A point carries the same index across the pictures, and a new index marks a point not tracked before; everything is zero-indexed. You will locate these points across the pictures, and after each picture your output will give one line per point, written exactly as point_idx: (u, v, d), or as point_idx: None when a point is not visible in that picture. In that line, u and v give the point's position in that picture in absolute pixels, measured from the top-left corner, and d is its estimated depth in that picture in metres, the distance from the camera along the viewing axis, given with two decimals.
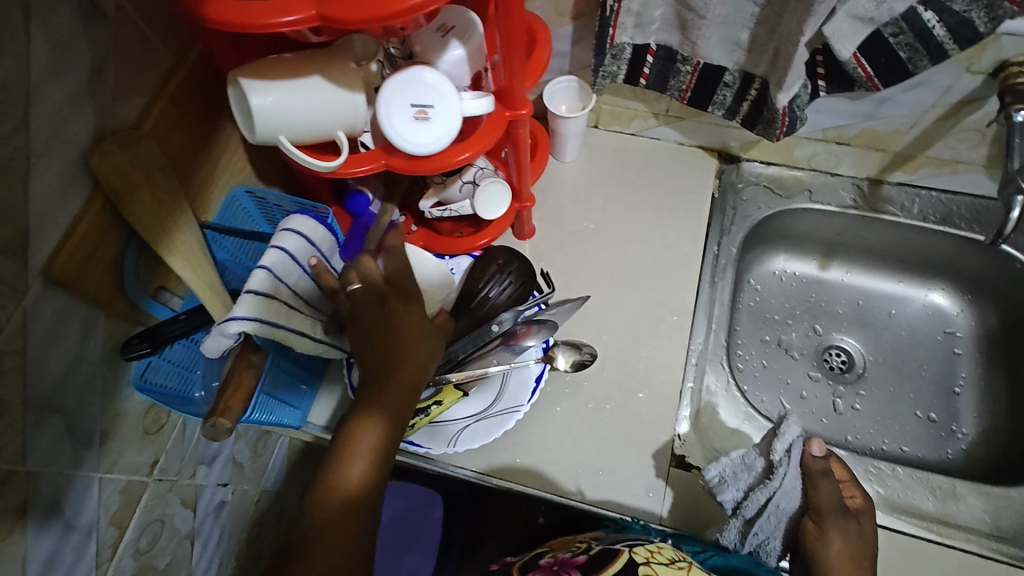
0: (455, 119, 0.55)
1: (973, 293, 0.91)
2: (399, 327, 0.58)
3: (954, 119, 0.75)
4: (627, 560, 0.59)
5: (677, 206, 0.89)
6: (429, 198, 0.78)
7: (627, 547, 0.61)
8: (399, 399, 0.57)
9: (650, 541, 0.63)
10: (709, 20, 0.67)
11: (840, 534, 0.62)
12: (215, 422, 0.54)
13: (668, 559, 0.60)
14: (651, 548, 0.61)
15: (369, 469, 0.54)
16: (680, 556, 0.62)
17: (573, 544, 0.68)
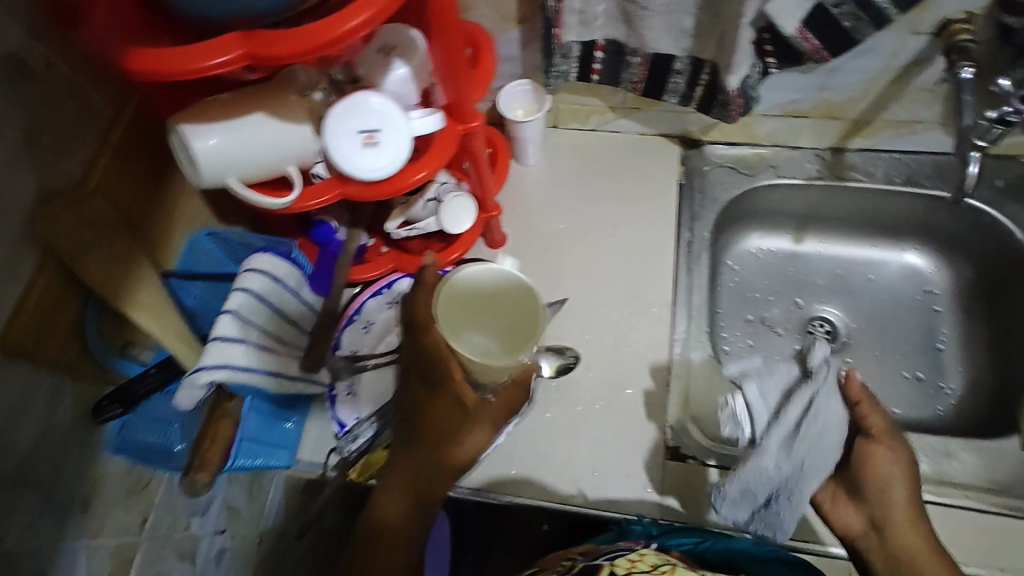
0: (405, 142, 0.54)
1: (945, 249, 0.91)
2: (429, 390, 0.59)
3: (905, 81, 0.75)
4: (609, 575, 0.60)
5: (645, 197, 0.90)
6: (395, 219, 0.76)
7: (608, 561, 0.62)
8: (436, 462, 0.58)
9: (633, 548, 0.65)
10: (652, 11, 0.66)
11: (884, 459, 0.60)
12: (195, 478, 0.62)
13: (650, 566, 0.61)
14: (633, 558, 0.62)
15: (406, 508, 0.59)
16: (663, 559, 0.63)
17: (559, 562, 0.68)
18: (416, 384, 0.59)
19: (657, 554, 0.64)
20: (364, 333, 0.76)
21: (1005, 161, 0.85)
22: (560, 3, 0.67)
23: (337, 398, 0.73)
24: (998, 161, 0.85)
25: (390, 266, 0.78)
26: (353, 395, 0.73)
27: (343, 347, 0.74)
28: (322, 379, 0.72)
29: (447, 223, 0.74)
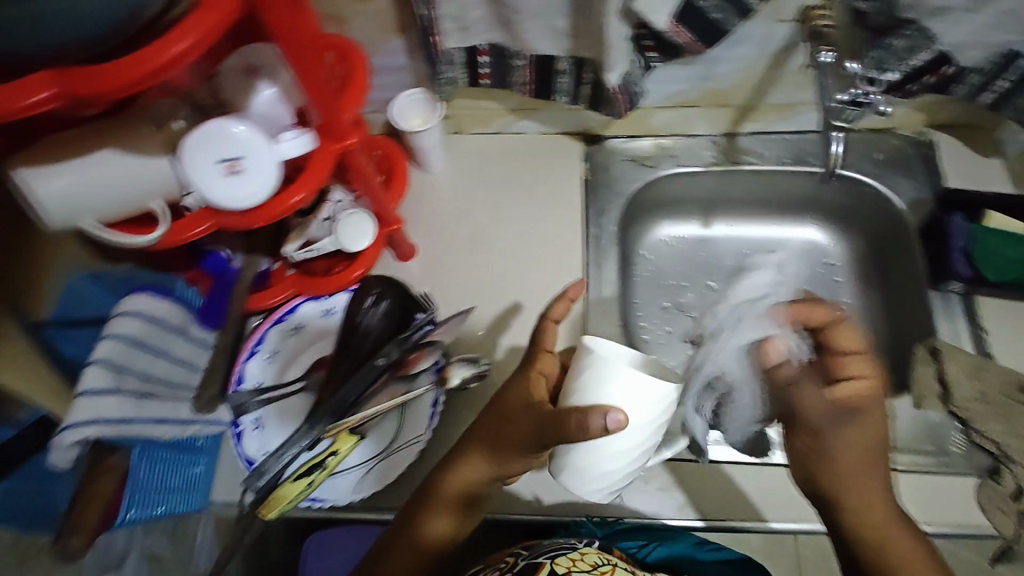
0: (270, 167, 0.52)
1: (839, 222, 0.96)
2: (511, 414, 0.61)
3: (781, 66, 0.78)
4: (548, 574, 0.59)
5: (551, 196, 0.90)
6: (294, 241, 0.73)
7: (548, 560, 0.61)
8: (467, 498, 0.62)
9: (574, 546, 0.64)
10: (525, 14, 0.66)
11: (853, 429, 0.62)
12: (67, 540, 0.53)
13: (590, 566, 0.61)
14: (573, 557, 0.62)
15: (449, 523, 0.62)
16: (604, 556, 0.63)
17: (501, 560, 0.64)
18: (502, 401, 0.62)
19: (598, 552, 0.64)
20: (269, 363, 0.74)
21: (882, 134, 0.89)
22: (433, 11, 0.67)
23: (242, 434, 0.70)
24: (875, 135, 0.89)
25: (291, 290, 0.76)
26: (259, 430, 0.71)
27: (245, 381, 0.72)
28: (223, 418, 0.70)
29: (345, 241, 0.71)
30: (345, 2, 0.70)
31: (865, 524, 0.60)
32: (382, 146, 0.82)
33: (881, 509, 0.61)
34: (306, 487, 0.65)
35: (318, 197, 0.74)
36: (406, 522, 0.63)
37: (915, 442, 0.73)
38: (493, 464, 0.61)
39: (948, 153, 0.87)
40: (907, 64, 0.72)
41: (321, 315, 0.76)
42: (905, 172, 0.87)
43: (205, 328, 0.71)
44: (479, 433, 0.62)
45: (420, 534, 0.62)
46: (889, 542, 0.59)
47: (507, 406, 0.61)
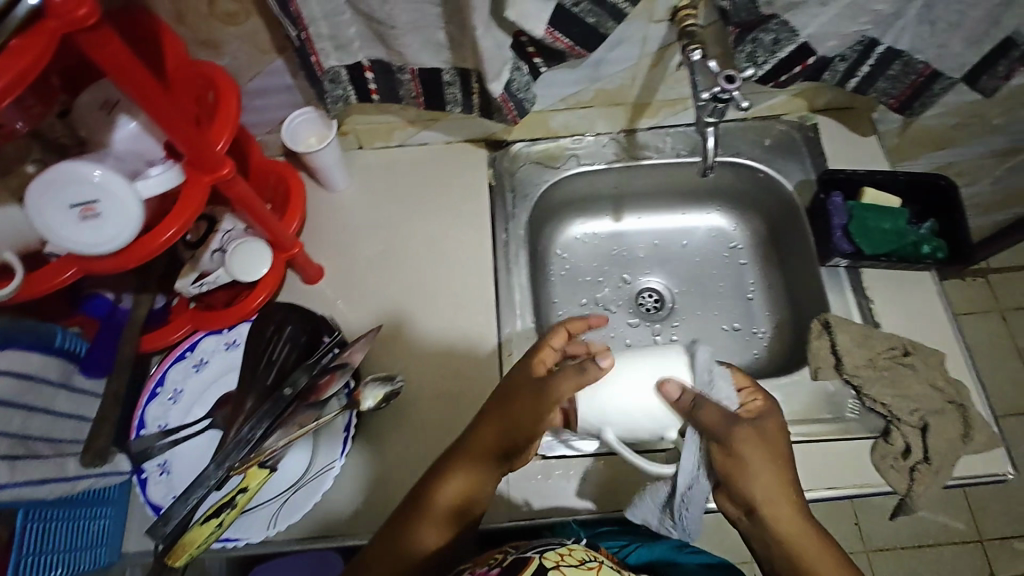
0: (130, 207, 0.50)
1: (740, 208, 1.00)
2: (525, 401, 0.61)
3: (663, 63, 0.81)
4: (537, 568, 0.53)
5: (458, 205, 0.90)
6: (187, 276, 0.71)
7: (536, 554, 0.56)
8: (460, 508, 0.61)
9: (561, 543, 0.59)
10: (400, 29, 0.66)
11: (754, 433, 0.59)
12: None
13: (577, 561, 0.56)
14: (561, 551, 0.57)
15: (440, 535, 0.60)
16: (591, 553, 0.58)
17: (490, 557, 0.59)
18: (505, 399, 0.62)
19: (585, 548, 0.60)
20: (171, 405, 0.71)
21: (768, 121, 0.94)
22: (305, 31, 0.65)
23: (147, 481, 0.67)
24: (762, 122, 0.94)
25: (186, 326, 0.73)
26: (166, 475, 0.68)
27: (147, 425, 0.70)
28: (123, 467, 0.66)
29: (237, 272, 0.70)
30: (214, 26, 0.68)
31: (781, 525, 0.58)
32: (278, 171, 0.80)
33: (796, 514, 0.58)
34: (216, 529, 0.63)
35: (207, 227, 0.73)
36: (399, 530, 0.60)
37: (815, 412, 0.77)
38: (485, 465, 0.62)
39: (829, 136, 0.92)
40: (776, 57, 0.74)
41: (225, 348, 0.74)
42: (791, 157, 0.91)
43: (90, 377, 0.67)
44: (477, 441, 0.62)
45: (414, 539, 0.59)
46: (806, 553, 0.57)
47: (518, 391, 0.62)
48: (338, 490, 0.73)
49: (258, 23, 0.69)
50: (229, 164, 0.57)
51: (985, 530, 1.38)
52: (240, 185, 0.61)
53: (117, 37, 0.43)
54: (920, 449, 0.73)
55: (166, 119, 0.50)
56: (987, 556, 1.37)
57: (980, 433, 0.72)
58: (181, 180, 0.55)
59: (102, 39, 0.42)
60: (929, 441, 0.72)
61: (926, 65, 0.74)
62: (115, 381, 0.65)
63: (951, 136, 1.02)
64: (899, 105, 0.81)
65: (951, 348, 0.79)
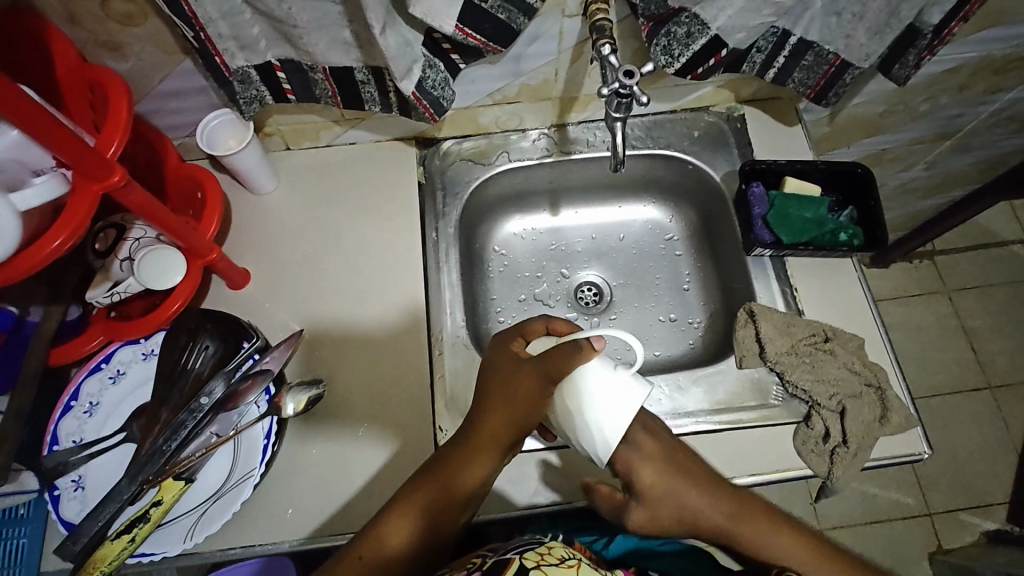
0: (5, 220, 0.48)
1: (675, 199, 1.00)
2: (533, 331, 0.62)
3: (583, 57, 0.81)
4: (518, 568, 0.55)
5: (388, 204, 0.89)
6: (100, 285, 0.69)
7: (517, 555, 0.57)
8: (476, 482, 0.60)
9: (540, 543, 0.60)
10: (304, 28, 0.65)
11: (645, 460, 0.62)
12: None
13: (558, 559, 0.57)
14: (541, 551, 0.58)
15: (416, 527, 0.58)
16: (570, 552, 0.59)
17: (469, 561, 0.59)
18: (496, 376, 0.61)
19: (565, 546, 0.61)
20: (86, 419, 0.70)
21: (696, 113, 0.94)
22: (203, 32, 0.64)
23: (61, 497, 0.66)
24: (690, 114, 0.94)
25: (100, 337, 0.71)
26: (80, 490, 0.67)
27: (60, 441, 0.68)
28: (29, 486, 0.65)
29: (150, 281, 0.69)
30: (112, 28, 0.66)
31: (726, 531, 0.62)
32: (195, 175, 0.78)
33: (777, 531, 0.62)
34: (129, 544, 0.62)
35: (117, 234, 0.71)
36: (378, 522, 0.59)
37: (740, 399, 0.79)
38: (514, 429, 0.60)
39: (756, 126, 0.93)
40: (690, 50, 0.74)
41: (142, 359, 0.72)
42: (719, 148, 0.92)
43: None
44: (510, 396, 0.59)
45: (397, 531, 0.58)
46: (761, 538, 0.61)
47: (515, 368, 0.60)
48: (263, 497, 0.72)
49: (157, 24, 0.67)
50: (120, 171, 0.56)
51: (932, 504, 1.43)
52: (137, 192, 0.59)
53: None
54: (839, 431, 0.74)
55: (35, 127, 0.48)
56: (934, 529, 1.41)
57: (896, 415, 0.74)
58: (67, 190, 0.54)
59: None
60: (847, 424, 0.74)
61: (837, 55, 0.76)
62: (19, 396, 0.63)
63: (879, 124, 1.04)
64: (815, 95, 0.83)
65: (871, 332, 0.81)
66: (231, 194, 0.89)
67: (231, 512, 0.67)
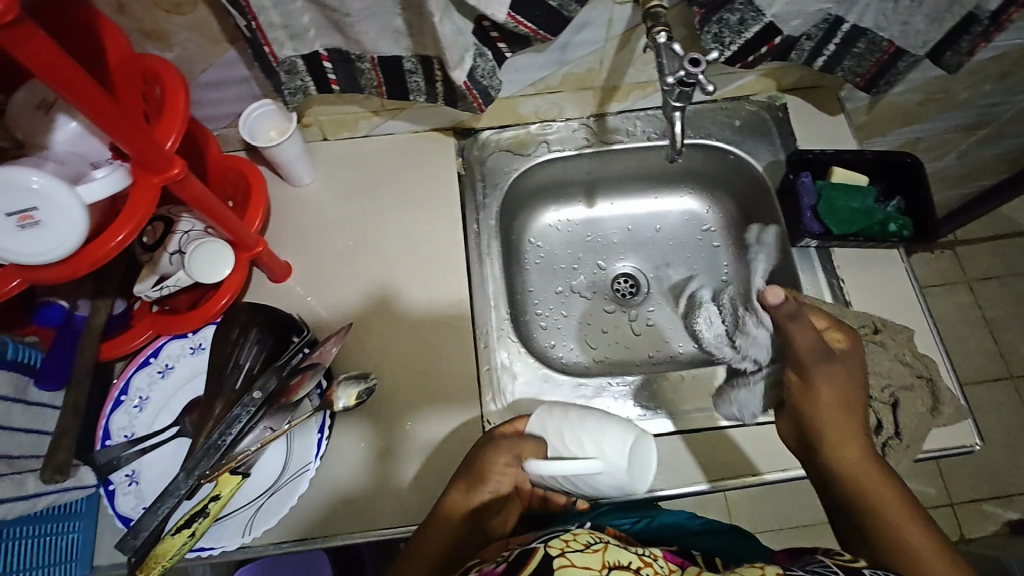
0: (73, 213, 0.48)
1: (713, 190, 0.99)
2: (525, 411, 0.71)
3: (629, 45, 0.80)
4: (542, 556, 0.50)
5: (427, 196, 0.88)
6: (147, 279, 0.69)
7: (541, 543, 0.52)
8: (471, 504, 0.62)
9: (565, 528, 0.55)
10: (356, 16, 0.64)
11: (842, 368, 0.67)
12: None
13: (584, 544, 0.51)
14: (566, 537, 0.52)
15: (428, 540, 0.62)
16: (596, 536, 0.54)
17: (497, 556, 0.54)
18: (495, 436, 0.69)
19: (590, 531, 0.55)
20: (137, 413, 0.69)
21: (738, 102, 0.93)
22: (255, 21, 0.63)
23: (116, 492, 0.66)
24: (731, 103, 0.93)
25: (149, 332, 0.71)
26: (134, 485, 0.67)
27: (112, 435, 0.68)
28: (86, 481, 0.64)
29: (199, 274, 0.69)
30: (158, 16, 0.65)
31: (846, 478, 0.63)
32: (237, 167, 0.78)
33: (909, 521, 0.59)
34: (188, 539, 0.62)
35: (164, 229, 0.69)
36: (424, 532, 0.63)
37: None
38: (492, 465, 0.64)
39: (798, 115, 0.92)
40: (742, 37, 0.73)
41: (190, 353, 0.72)
42: (761, 137, 0.91)
43: (48, 387, 0.64)
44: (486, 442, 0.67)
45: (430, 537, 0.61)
46: (884, 515, 0.60)
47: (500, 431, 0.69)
48: (315, 492, 0.71)
49: (206, 12, 0.66)
50: (178, 163, 0.55)
51: (955, 494, 1.43)
52: (193, 185, 0.58)
53: (41, 32, 0.40)
54: (891, 424, 0.73)
55: (103, 120, 0.47)
56: (957, 519, 1.41)
57: (948, 407, 0.73)
58: (129, 183, 0.53)
59: (24, 35, 0.39)
60: (899, 416, 0.73)
61: (890, 42, 0.75)
62: (75, 392, 0.63)
63: (917, 113, 1.03)
64: (865, 83, 0.82)
65: (919, 323, 0.80)
66: (269, 186, 0.88)
67: (286, 510, 0.67)
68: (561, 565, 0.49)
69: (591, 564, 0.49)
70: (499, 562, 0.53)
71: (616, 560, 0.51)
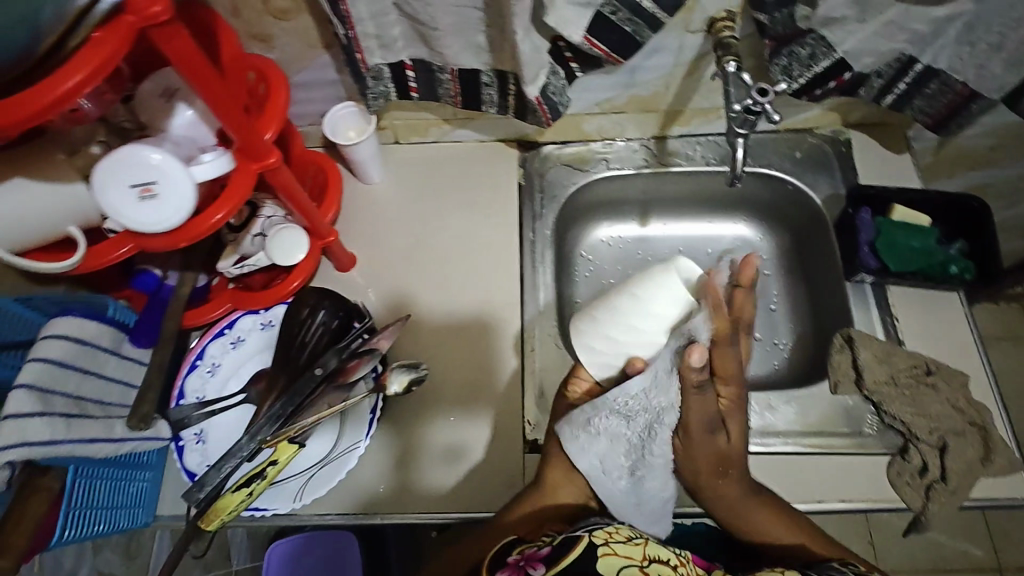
0: (186, 189, 0.54)
1: (768, 219, 1.00)
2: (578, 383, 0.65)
3: (697, 73, 0.83)
4: (588, 543, 0.53)
5: (488, 203, 0.92)
6: (229, 257, 0.76)
7: (585, 531, 0.54)
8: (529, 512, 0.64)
9: (606, 521, 0.57)
10: (443, 31, 0.69)
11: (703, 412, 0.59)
12: None
13: (626, 537, 0.54)
14: (608, 528, 0.55)
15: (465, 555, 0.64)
16: (636, 532, 0.56)
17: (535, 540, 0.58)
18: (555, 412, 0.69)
19: (629, 527, 0.57)
20: (208, 378, 0.76)
21: (801, 134, 0.94)
22: (353, 30, 0.68)
23: (184, 448, 0.72)
24: (794, 135, 0.94)
25: (225, 305, 0.78)
26: (201, 443, 0.73)
27: (186, 396, 0.74)
28: (164, 434, 0.70)
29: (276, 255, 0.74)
30: (267, 21, 0.72)
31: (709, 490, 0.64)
32: (316, 161, 0.85)
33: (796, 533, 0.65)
34: (246, 498, 0.67)
35: (250, 211, 0.76)
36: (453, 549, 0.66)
37: (831, 424, 0.77)
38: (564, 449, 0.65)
39: (861, 151, 0.92)
40: (812, 71, 0.74)
41: (261, 328, 0.78)
42: (822, 171, 0.92)
43: (140, 345, 0.71)
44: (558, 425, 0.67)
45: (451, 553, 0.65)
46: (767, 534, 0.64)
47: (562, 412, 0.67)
48: (363, 471, 0.76)
49: (308, 20, 0.72)
50: (276, 153, 0.60)
51: None
52: (284, 173, 0.64)
53: (184, 30, 0.46)
54: (938, 467, 0.72)
55: (222, 110, 0.53)
56: None
57: (1001, 458, 0.72)
58: (232, 167, 0.59)
59: (170, 33, 0.46)
60: (947, 463, 0.72)
61: (965, 84, 0.74)
62: (160, 351, 0.69)
63: None
64: (935, 123, 0.81)
65: (976, 369, 0.79)
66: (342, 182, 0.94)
67: (324, 492, 0.72)
68: (605, 553, 0.52)
69: (632, 555, 0.52)
70: (543, 544, 0.55)
71: (656, 555, 0.53)
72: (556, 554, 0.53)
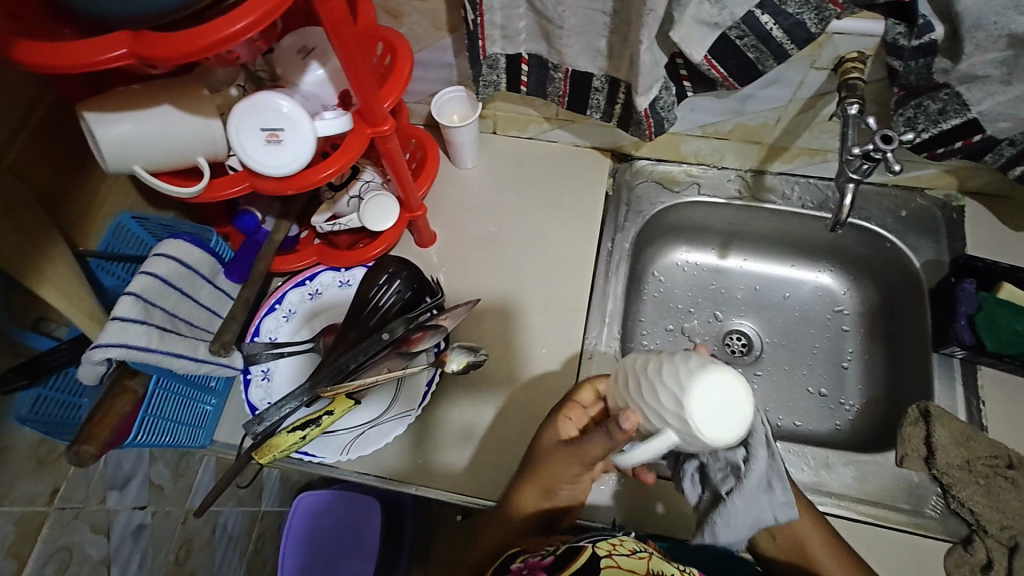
0: (308, 140, 0.57)
1: (856, 275, 0.96)
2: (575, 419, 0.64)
3: (812, 111, 0.81)
4: (591, 555, 0.53)
5: (573, 206, 0.93)
6: (323, 214, 0.79)
7: (590, 542, 0.55)
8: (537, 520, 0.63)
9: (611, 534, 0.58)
10: (568, 30, 0.70)
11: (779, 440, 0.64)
12: (79, 449, 0.57)
13: (630, 550, 0.55)
14: (613, 541, 0.56)
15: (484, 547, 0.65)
16: (642, 545, 0.57)
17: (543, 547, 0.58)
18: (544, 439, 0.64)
19: (636, 539, 0.58)
20: (283, 322, 0.80)
21: (910, 192, 0.90)
22: (480, 17, 0.69)
23: (251, 381, 0.76)
24: (903, 192, 0.90)
25: (312, 258, 0.82)
26: (266, 380, 0.77)
27: (260, 334, 0.79)
28: (236, 363, 0.74)
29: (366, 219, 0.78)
30: None
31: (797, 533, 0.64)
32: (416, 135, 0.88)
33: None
34: (299, 441, 0.70)
35: (351, 173, 0.80)
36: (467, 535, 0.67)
37: (891, 498, 0.74)
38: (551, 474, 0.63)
39: (974, 221, 0.87)
40: (938, 127, 0.70)
41: (339, 286, 0.82)
42: (927, 234, 0.87)
43: (232, 280, 0.77)
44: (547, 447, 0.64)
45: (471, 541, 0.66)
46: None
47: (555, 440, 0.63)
48: (408, 439, 0.78)
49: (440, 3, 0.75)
50: (390, 122, 0.63)
51: None
52: (392, 142, 0.67)
53: None
54: (1004, 568, 0.67)
55: (353, 72, 0.56)
56: None
57: None
58: (349, 128, 0.62)
59: None
60: (1016, 563, 0.67)
61: None
62: (248, 289, 0.73)
63: None
64: None
65: None
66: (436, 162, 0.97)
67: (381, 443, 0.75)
68: (607, 565, 0.52)
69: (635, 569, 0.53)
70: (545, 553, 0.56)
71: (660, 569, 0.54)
72: (558, 566, 0.53)
